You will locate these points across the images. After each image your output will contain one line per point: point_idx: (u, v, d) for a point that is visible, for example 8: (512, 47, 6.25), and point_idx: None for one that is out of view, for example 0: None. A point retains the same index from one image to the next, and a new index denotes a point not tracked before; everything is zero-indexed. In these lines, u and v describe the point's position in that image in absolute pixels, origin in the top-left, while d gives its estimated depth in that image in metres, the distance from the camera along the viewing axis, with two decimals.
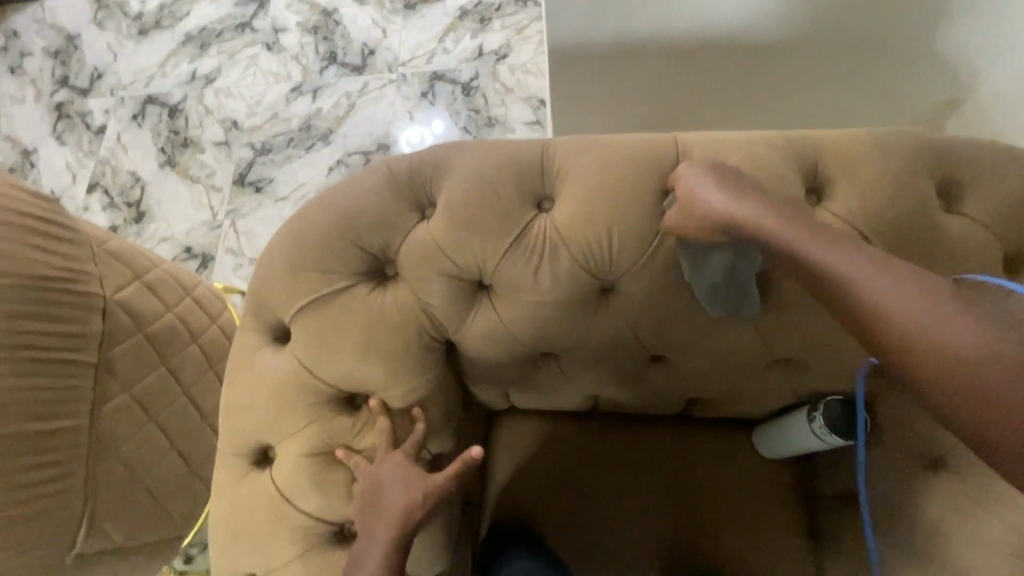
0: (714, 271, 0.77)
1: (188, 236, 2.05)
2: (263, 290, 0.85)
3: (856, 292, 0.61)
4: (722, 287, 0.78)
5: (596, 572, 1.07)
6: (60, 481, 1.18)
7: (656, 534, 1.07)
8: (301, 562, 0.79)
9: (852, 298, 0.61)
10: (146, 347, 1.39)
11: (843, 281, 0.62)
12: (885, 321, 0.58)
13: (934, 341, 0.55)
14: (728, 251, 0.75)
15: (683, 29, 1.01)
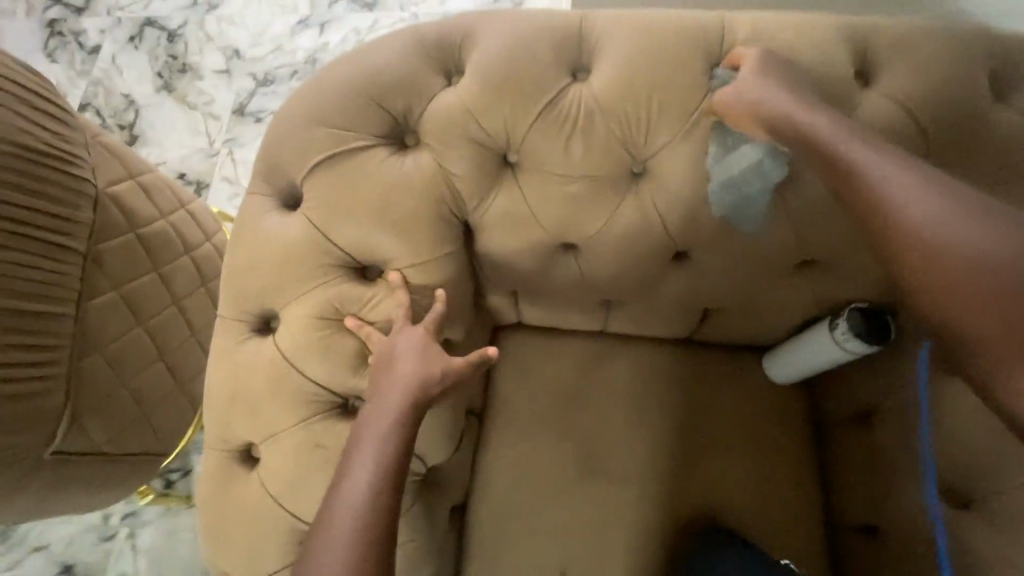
0: (739, 164, 0.76)
1: (183, 163, 1.98)
2: (275, 154, 0.80)
3: (872, 196, 0.62)
4: (738, 185, 0.77)
5: (599, 485, 1.05)
6: (38, 369, 1.11)
7: (661, 451, 1.06)
8: (303, 430, 0.75)
9: (866, 200, 0.62)
10: (136, 248, 1.30)
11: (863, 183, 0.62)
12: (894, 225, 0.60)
13: (935, 247, 0.57)
14: (760, 147, 0.75)
15: None
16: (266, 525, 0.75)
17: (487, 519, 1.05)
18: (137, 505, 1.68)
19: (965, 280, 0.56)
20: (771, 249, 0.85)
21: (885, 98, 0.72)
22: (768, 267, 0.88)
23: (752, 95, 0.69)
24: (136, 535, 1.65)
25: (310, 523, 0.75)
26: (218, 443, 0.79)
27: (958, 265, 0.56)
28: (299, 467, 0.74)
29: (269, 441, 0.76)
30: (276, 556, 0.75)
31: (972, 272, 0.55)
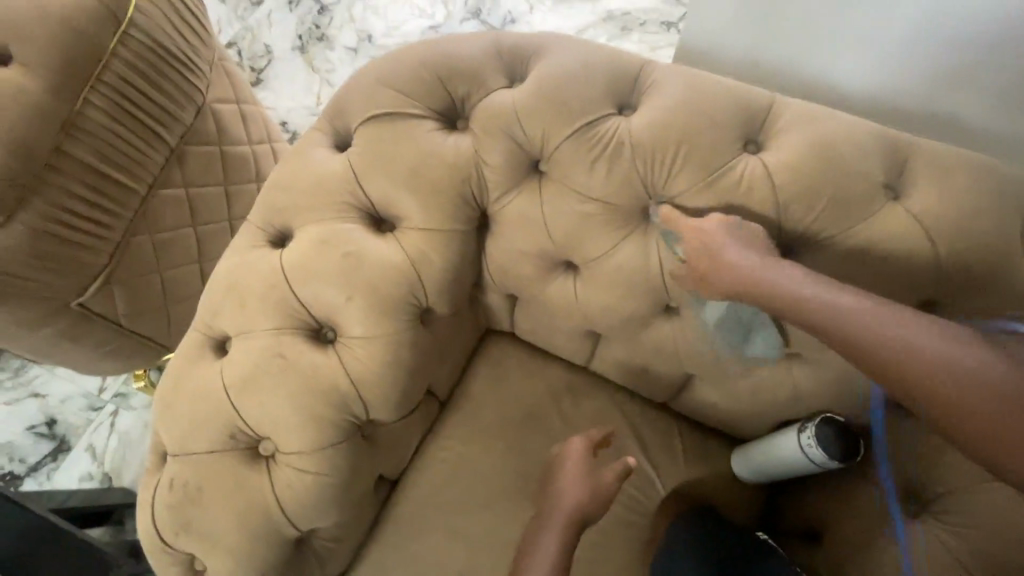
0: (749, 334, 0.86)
1: (288, 113, 2.22)
2: (346, 101, 0.90)
3: (861, 338, 0.65)
4: (728, 332, 0.87)
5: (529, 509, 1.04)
6: (99, 228, 1.23)
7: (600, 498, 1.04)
8: (272, 337, 0.81)
9: (855, 343, 0.65)
10: (217, 160, 1.44)
11: (844, 328, 0.66)
12: (889, 362, 0.63)
13: (934, 372, 0.61)
14: (769, 341, 0.86)
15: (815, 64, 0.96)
16: (209, 410, 0.81)
17: (413, 499, 1.06)
18: (129, 389, 1.79)
19: (986, 404, 0.59)
20: (766, 327, 0.85)
21: (911, 216, 0.73)
22: (756, 347, 0.87)
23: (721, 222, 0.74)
24: (118, 415, 1.75)
25: (246, 424, 0.80)
26: (201, 324, 0.86)
27: (960, 385, 0.60)
28: (256, 367, 0.80)
29: (241, 337, 0.82)
30: (205, 441, 0.80)
31: (989, 394, 0.59)
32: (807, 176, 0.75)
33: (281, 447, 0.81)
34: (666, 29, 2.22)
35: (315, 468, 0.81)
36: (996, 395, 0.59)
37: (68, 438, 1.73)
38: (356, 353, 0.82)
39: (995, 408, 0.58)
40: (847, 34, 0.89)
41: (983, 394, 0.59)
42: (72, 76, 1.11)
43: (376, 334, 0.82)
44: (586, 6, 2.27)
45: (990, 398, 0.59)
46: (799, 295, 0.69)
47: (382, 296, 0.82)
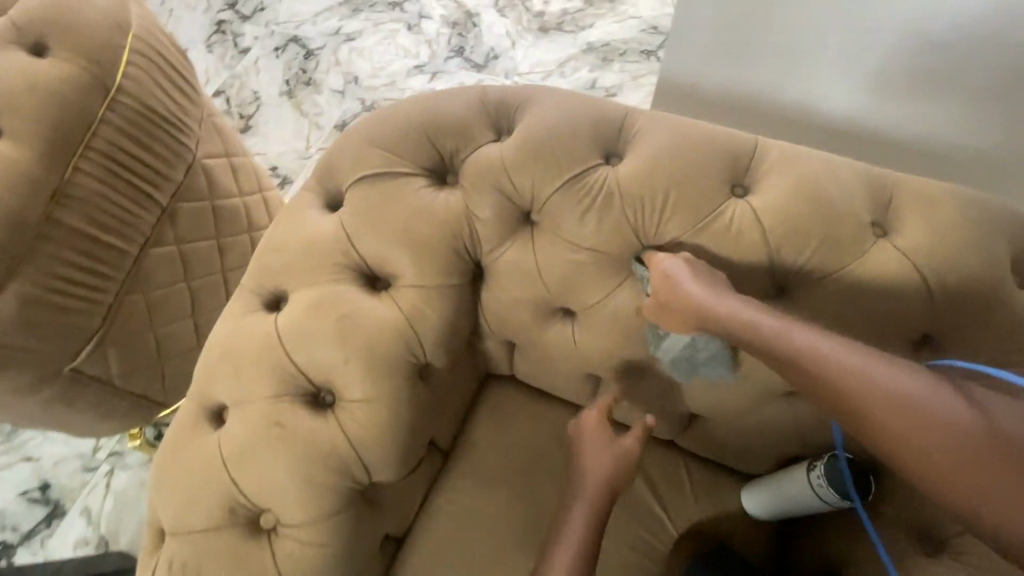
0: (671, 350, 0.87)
1: (279, 158, 2.22)
2: (335, 161, 0.91)
3: (828, 381, 0.62)
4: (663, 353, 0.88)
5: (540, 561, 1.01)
6: (91, 291, 1.21)
7: (612, 546, 1.02)
8: (268, 405, 0.79)
9: (823, 386, 0.62)
10: (208, 216, 1.44)
11: (814, 369, 0.64)
12: (857, 405, 0.60)
13: (902, 418, 0.57)
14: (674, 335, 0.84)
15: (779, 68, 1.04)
16: (207, 485, 0.78)
17: (420, 558, 1.03)
18: (124, 447, 1.75)
19: (957, 455, 0.54)
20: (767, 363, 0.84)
21: (902, 251, 0.73)
22: (759, 385, 0.87)
23: (686, 266, 0.74)
24: (113, 476, 1.71)
25: (246, 497, 0.78)
26: (196, 394, 0.84)
27: (929, 434, 0.55)
28: (253, 437, 0.78)
29: (238, 407, 0.81)
30: (203, 517, 0.78)
31: (961, 442, 0.54)
32: (795, 218, 0.75)
33: (283, 519, 0.79)
34: (646, 58, 2.27)
35: (318, 539, 0.79)
36: (969, 446, 0.53)
37: (62, 502, 1.69)
38: (356, 417, 0.81)
39: (967, 459, 0.53)
40: (821, 63, 1.00)
41: (955, 444, 0.54)
42: (62, 147, 1.10)
43: (375, 396, 0.81)
44: (566, 39, 2.33)
45: (961, 449, 0.53)
46: (771, 333, 0.68)
47: (379, 357, 0.82)
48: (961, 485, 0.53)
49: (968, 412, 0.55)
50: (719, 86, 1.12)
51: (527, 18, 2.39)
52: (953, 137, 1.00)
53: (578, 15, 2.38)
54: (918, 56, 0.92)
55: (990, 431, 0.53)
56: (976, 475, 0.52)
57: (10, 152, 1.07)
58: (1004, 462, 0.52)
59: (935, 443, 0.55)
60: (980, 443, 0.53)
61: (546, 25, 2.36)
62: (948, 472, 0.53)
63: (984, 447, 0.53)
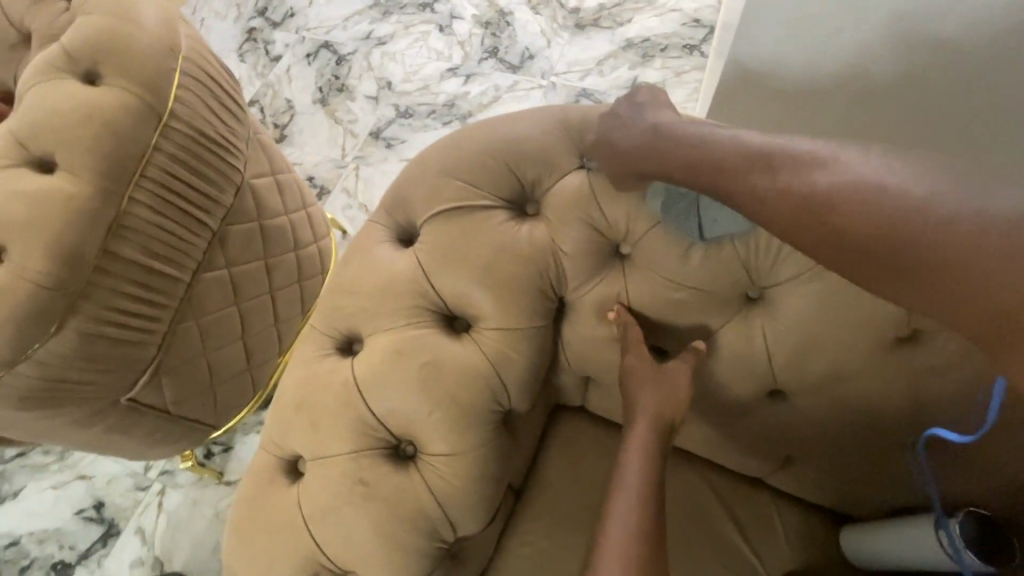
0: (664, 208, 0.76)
1: (315, 167, 2.16)
2: (405, 191, 0.85)
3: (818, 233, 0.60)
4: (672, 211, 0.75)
5: None
6: (147, 322, 1.14)
7: None
8: (350, 460, 0.75)
9: (789, 202, 0.62)
10: (257, 236, 1.34)
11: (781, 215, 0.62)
12: (811, 220, 0.60)
13: (851, 225, 0.58)
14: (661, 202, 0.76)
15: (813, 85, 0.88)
16: (288, 545, 0.74)
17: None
18: (175, 465, 1.65)
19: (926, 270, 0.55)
20: (887, 410, 0.76)
21: None
22: (874, 430, 0.79)
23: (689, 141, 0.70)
24: (165, 494, 1.61)
25: (330, 558, 0.74)
26: (270, 444, 0.80)
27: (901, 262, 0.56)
28: (335, 495, 0.74)
29: (317, 462, 0.76)
30: None
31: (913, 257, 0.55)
32: None
33: None
34: (689, 52, 2.16)
35: None
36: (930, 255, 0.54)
37: (117, 521, 1.59)
38: (441, 472, 0.75)
39: (949, 284, 0.54)
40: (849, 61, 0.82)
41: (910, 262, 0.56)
42: (115, 177, 1.06)
43: (460, 449, 0.75)
44: (604, 36, 2.23)
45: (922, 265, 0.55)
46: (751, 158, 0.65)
47: (464, 406, 0.76)
48: (893, 291, 0.58)
49: (935, 217, 0.54)
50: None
51: (563, 14, 2.30)
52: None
53: (615, 10, 2.28)
54: (935, 45, 0.76)
55: (949, 238, 0.54)
56: (913, 289, 0.57)
57: (67, 186, 1.03)
58: (942, 271, 0.54)
59: (872, 251, 0.58)
60: (928, 254, 0.55)
61: (583, 21, 2.27)
62: (886, 283, 0.58)
63: (926, 261, 0.55)
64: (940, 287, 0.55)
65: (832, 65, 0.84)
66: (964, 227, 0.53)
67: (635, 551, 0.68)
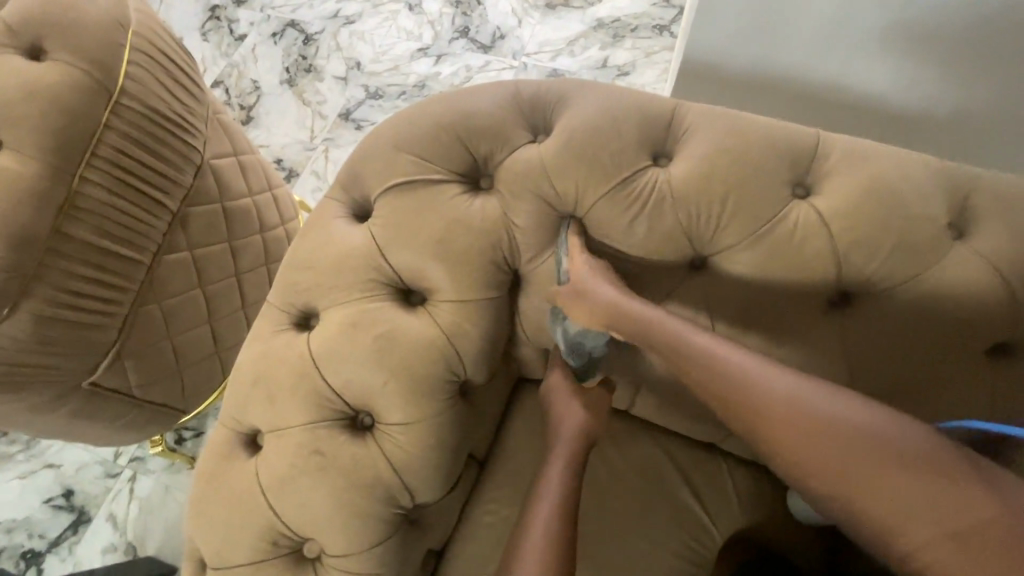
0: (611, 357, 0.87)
1: (283, 150, 2.12)
2: (361, 167, 0.86)
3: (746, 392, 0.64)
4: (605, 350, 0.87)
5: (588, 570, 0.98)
6: (106, 305, 1.12)
7: (663, 554, 0.99)
8: (307, 430, 0.76)
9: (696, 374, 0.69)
10: (219, 218, 1.31)
11: (727, 374, 0.66)
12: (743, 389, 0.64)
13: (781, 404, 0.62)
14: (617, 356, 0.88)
15: (774, 71, 1.02)
16: (246, 517, 0.75)
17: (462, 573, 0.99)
18: (145, 451, 1.64)
19: (848, 453, 0.56)
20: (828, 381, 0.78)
21: (982, 255, 0.69)
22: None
23: (617, 116, 0.78)
24: (136, 481, 1.60)
25: (290, 527, 0.74)
26: (229, 419, 0.80)
27: (825, 432, 0.58)
28: (293, 466, 0.75)
29: (276, 434, 0.77)
30: (243, 550, 0.75)
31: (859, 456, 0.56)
32: (866, 221, 0.70)
33: (328, 549, 0.75)
34: (658, 33, 2.16)
35: (365, 568, 0.75)
36: (809, 419, 0.60)
37: (87, 509, 1.57)
38: (398, 440, 0.77)
39: (865, 468, 0.55)
40: (804, 46, 0.96)
41: (820, 429, 0.59)
42: (63, 155, 1.02)
43: (415, 418, 0.77)
44: (575, 16, 2.22)
45: (828, 434, 0.58)
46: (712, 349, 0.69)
47: (420, 376, 0.77)
48: (872, 482, 0.54)
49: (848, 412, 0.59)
50: (721, 64, 1.04)
51: None
52: (969, 93, 0.94)
53: None
54: (881, 25, 0.89)
55: (926, 457, 0.54)
56: (908, 495, 0.53)
57: (12, 165, 1.00)
58: (893, 459, 0.55)
59: (816, 435, 0.59)
60: (890, 456, 0.55)
61: (554, 1, 2.26)
62: (879, 480, 0.54)
63: (885, 452, 0.55)
64: (946, 501, 0.51)
65: (791, 53, 0.98)
66: (928, 454, 0.54)
67: (556, 548, 0.76)
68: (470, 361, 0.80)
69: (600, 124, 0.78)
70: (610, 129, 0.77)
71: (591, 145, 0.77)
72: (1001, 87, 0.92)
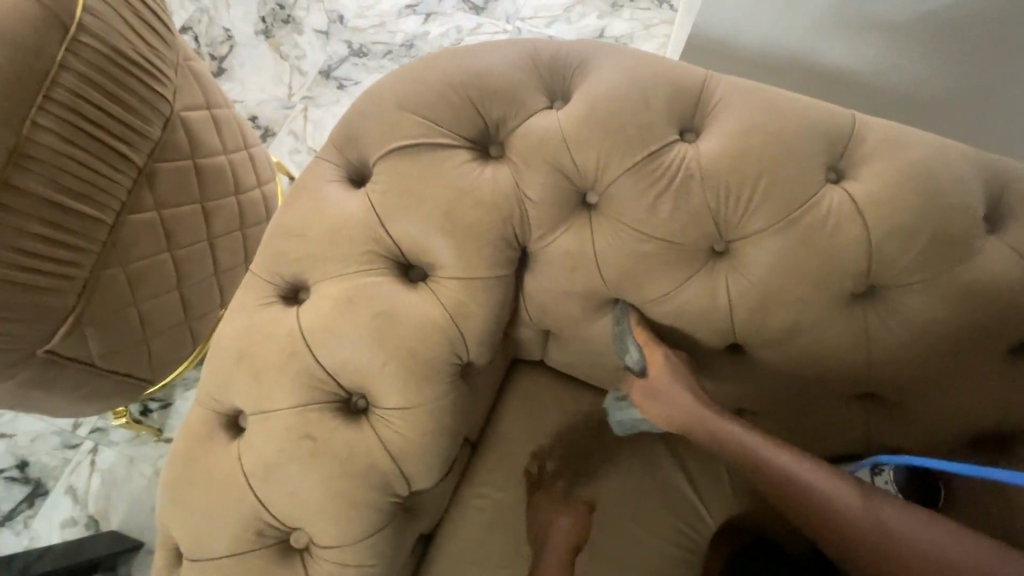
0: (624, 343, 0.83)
1: (258, 107, 1.97)
2: (359, 127, 0.78)
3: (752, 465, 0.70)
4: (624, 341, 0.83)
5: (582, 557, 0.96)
6: (62, 268, 1.00)
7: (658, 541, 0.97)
8: (296, 414, 0.70)
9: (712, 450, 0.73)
10: (191, 176, 1.19)
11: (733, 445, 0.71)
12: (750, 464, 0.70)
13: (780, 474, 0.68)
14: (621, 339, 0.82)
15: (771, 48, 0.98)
16: (228, 505, 0.69)
17: (453, 558, 0.96)
18: (107, 423, 1.54)
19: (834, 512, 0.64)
20: (844, 374, 0.75)
21: (1014, 251, 0.67)
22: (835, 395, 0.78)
23: (645, 85, 0.72)
24: (98, 453, 1.50)
25: (275, 517, 0.69)
26: (208, 399, 0.74)
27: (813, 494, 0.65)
28: (280, 452, 0.69)
29: (261, 417, 0.71)
30: (224, 540, 0.69)
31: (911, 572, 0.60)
32: (901, 210, 0.67)
33: (318, 539, 0.70)
34: (658, 4, 2.08)
35: (358, 559, 0.70)
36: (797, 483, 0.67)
37: (44, 481, 1.48)
38: (395, 426, 0.71)
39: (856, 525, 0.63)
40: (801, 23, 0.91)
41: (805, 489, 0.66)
42: (11, 95, 0.87)
43: (415, 403, 0.71)
44: None
45: (817, 495, 0.65)
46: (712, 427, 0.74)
47: (421, 359, 0.71)
48: (858, 532, 0.62)
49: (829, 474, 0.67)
50: (731, 37, 0.98)
51: None
52: (950, 79, 0.91)
53: None
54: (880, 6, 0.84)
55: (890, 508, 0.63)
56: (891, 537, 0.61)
57: None
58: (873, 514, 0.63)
59: (810, 500, 0.65)
60: (866, 510, 0.63)
61: None
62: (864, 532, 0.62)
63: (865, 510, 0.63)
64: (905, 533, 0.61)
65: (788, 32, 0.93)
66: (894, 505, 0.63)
67: None
68: (474, 344, 0.75)
69: (624, 93, 0.72)
70: (635, 97, 0.71)
71: (613, 114, 0.71)
72: (977, 77, 0.90)
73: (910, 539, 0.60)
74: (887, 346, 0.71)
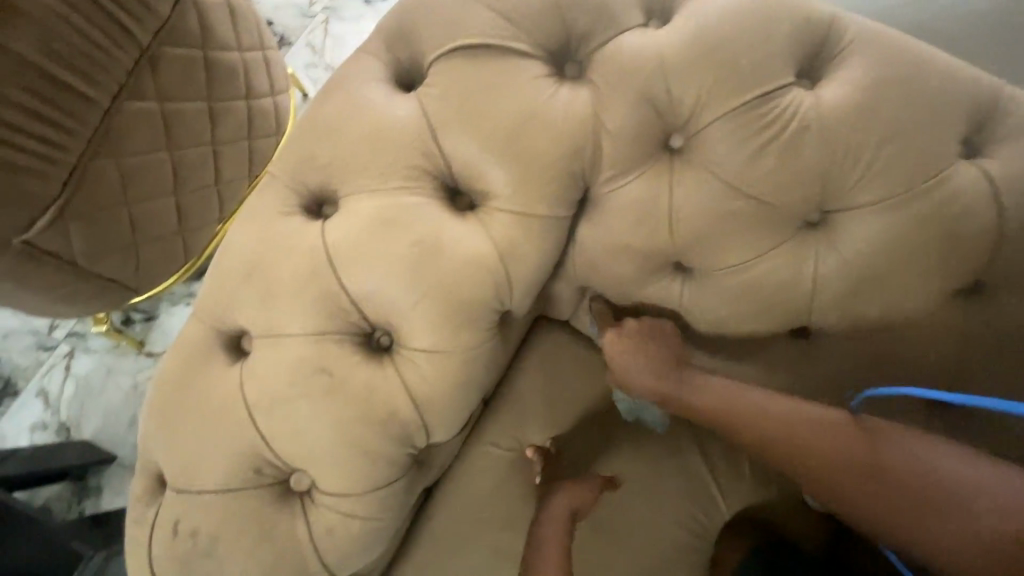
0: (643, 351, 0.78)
1: (274, 12, 1.79)
2: (414, 21, 0.65)
3: (795, 451, 0.63)
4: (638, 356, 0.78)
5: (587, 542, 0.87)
6: (42, 148, 0.82)
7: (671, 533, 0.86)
8: (313, 343, 0.60)
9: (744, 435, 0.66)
10: (199, 69, 1.00)
11: (765, 427, 0.64)
12: (792, 450, 0.63)
13: (828, 458, 0.61)
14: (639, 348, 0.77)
15: None
16: (224, 435, 0.60)
17: (450, 521, 0.88)
18: (86, 328, 1.43)
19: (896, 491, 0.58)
20: (921, 379, 0.67)
21: None
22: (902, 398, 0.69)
23: (767, 11, 0.60)
24: (74, 358, 1.40)
25: (278, 454, 0.61)
26: (209, 314, 0.64)
27: (870, 474, 0.60)
28: (290, 383, 0.60)
29: (271, 342, 0.61)
30: (217, 474, 0.60)
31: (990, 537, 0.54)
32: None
33: (322, 484, 0.61)
34: None
35: (364, 512, 0.62)
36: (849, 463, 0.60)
37: (15, 380, 1.39)
38: (422, 371, 0.62)
39: (927, 502, 0.57)
40: None
41: (859, 469, 0.60)
42: None
43: (448, 347, 0.62)
44: None
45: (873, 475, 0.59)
46: (737, 406, 0.66)
47: (461, 298, 0.62)
48: (928, 507, 0.57)
49: (878, 445, 0.60)
50: None
51: None
52: None
53: None
54: None
55: (951, 468, 0.57)
56: (963, 506, 0.56)
57: None
58: (937, 480, 0.57)
59: (867, 482, 0.60)
60: (926, 476, 0.58)
61: None
62: (935, 510, 0.57)
63: (928, 479, 0.58)
64: (975, 497, 0.56)
65: None
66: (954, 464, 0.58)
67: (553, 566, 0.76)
68: (521, 291, 0.66)
69: (740, 16, 0.60)
70: (754, 24, 0.60)
71: (725, 41, 0.60)
72: None
73: (983, 499, 0.55)
74: (977, 350, 0.65)
